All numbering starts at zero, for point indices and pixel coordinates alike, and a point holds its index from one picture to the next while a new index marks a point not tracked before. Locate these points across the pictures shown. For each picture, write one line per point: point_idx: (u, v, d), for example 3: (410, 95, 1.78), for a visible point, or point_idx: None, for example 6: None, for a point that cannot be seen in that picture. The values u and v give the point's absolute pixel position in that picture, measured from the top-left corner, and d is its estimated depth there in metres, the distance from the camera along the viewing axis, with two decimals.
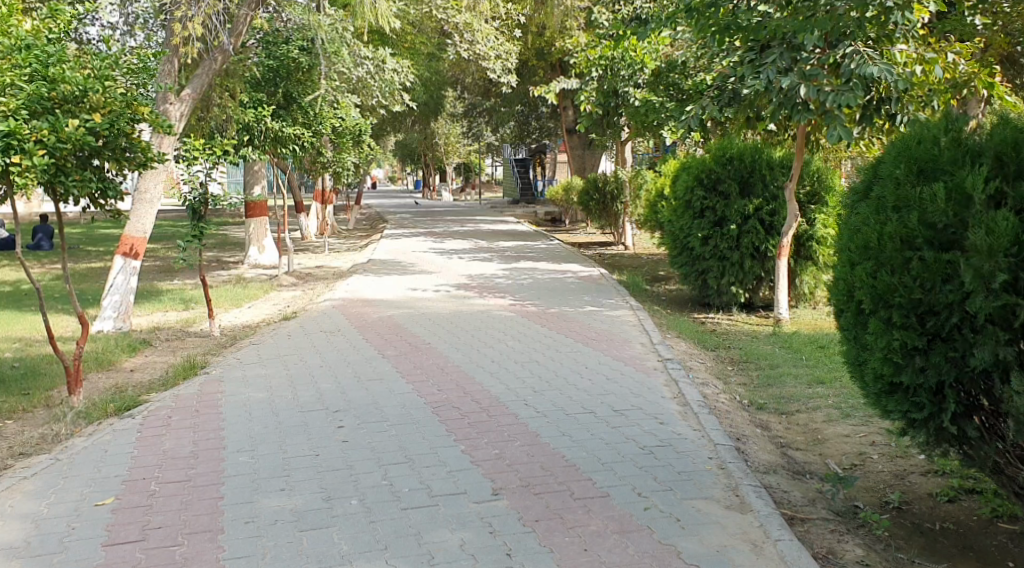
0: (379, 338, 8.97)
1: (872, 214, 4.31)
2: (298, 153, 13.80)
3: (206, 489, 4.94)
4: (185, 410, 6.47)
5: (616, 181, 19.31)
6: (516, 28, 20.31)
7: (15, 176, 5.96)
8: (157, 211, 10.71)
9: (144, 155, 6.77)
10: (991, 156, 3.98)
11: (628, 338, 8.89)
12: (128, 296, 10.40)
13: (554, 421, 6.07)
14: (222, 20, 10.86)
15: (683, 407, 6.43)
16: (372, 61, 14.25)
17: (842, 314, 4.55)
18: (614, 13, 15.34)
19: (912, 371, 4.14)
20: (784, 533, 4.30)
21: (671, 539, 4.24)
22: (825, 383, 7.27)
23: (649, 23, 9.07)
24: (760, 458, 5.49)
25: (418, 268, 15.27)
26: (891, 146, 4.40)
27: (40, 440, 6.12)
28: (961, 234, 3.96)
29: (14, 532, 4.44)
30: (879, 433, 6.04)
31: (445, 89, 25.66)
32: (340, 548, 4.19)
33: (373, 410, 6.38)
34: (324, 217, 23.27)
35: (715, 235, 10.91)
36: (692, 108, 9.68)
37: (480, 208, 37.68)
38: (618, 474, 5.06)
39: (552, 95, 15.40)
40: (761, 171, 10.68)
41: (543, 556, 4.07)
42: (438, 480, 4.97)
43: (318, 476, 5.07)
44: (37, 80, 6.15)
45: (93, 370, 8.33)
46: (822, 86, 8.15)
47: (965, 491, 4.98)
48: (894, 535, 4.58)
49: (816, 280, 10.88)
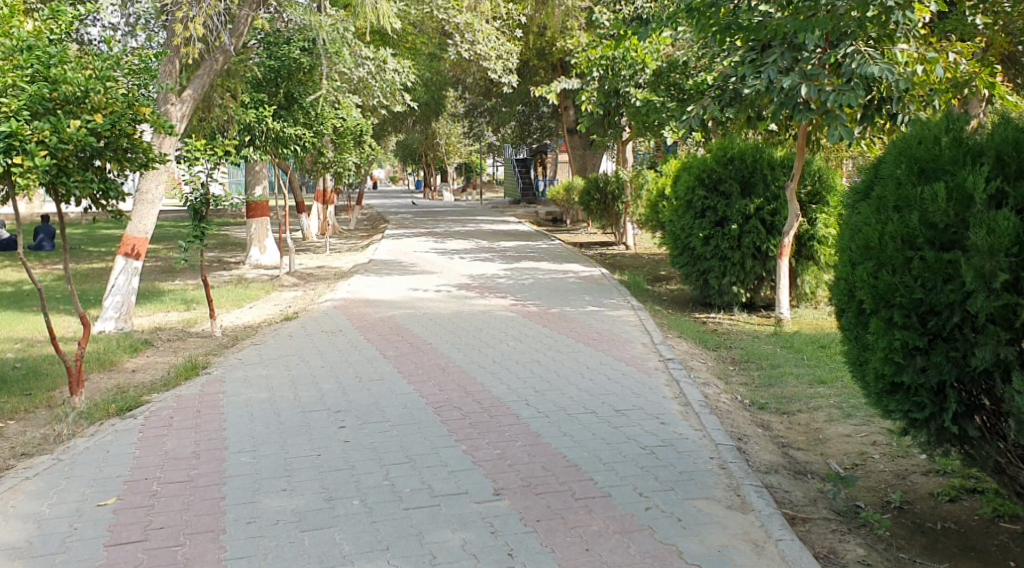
0: (380, 338, 8.98)
1: (873, 214, 4.32)
2: (299, 153, 13.72)
3: (207, 489, 4.94)
4: (186, 410, 6.48)
5: (617, 181, 19.32)
6: (516, 28, 20.31)
7: (16, 176, 5.98)
8: (159, 211, 10.71)
9: (145, 155, 6.77)
10: (991, 156, 3.99)
11: (629, 338, 8.89)
12: (128, 297, 10.41)
13: (555, 421, 6.07)
14: (222, 20, 10.86)
15: (684, 406, 6.44)
16: (373, 61, 14.24)
17: (843, 314, 4.56)
18: (614, 13, 15.33)
19: (913, 372, 4.14)
20: (784, 533, 4.30)
21: (672, 539, 4.25)
22: (826, 383, 7.27)
23: (649, 23, 9.06)
24: (761, 458, 5.49)
25: (419, 268, 15.28)
26: (892, 146, 4.41)
27: (42, 440, 6.13)
28: (961, 234, 3.97)
29: (16, 532, 4.45)
30: (880, 433, 6.04)
31: (446, 89, 25.67)
32: (341, 548, 4.20)
33: (374, 410, 6.39)
34: (325, 217, 23.29)
35: (715, 235, 10.91)
36: (693, 109, 9.66)
37: (481, 208, 37.69)
38: (619, 474, 5.06)
39: (553, 95, 15.40)
40: (762, 171, 10.70)
41: (544, 556, 4.07)
42: (439, 480, 4.98)
43: (319, 476, 5.08)
44: (38, 80, 6.17)
45: (94, 370, 8.34)
46: (822, 86, 8.18)
47: (966, 491, 4.98)
48: (894, 534, 4.58)
49: (817, 279, 10.87)
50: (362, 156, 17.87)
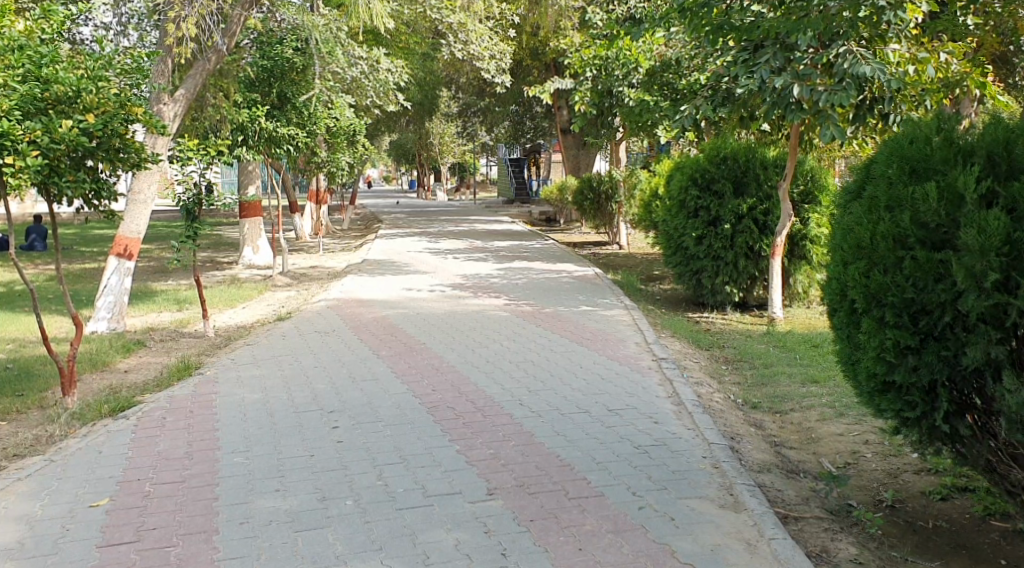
0: (374, 339, 8.96)
1: (864, 214, 4.31)
2: (292, 153, 14.17)
3: (201, 489, 4.95)
4: (179, 410, 6.47)
5: (610, 181, 19.32)
6: (509, 28, 20.36)
7: (9, 176, 5.95)
8: (152, 211, 10.67)
9: (138, 155, 6.80)
10: (983, 156, 4.01)
11: (622, 338, 8.87)
12: (122, 297, 10.42)
13: (549, 421, 6.07)
14: (215, 19, 10.84)
15: (677, 405, 6.46)
16: (366, 61, 14.13)
17: (836, 313, 4.57)
18: (608, 14, 15.41)
19: (905, 371, 4.16)
20: (777, 532, 4.32)
21: (665, 538, 4.26)
22: (819, 382, 7.30)
23: (644, 22, 9.03)
24: (754, 457, 5.51)
25: (414, 268, 15.25)
26: (884, 146, 4.41)
27: (35, 441, 6.14)
28: (953, 233, 3.97)
29: (9, 532, 4.45)
30: (873, 433, 6.05)
31: (439, 89, 25.61)
32: (335, 548, 4.20)
33: (368, 410, 6.39)
34: (319, 218, 23.33)
35: (708, 235, 10.92)
36: (686, 108, 9.71)
37: (476, 208, 37.54)
38: (612, 474, 5.06)
39: (547, 95, 15.25)
40: (755, 171, 10.71)
41: (538, 556, 4.08)
42: (433, 480, 4.98)
43: (313, 477, 5.08)
44: (30, 80, 6.18)
45: (87, 370, 8.35)
46: (815, 85, 8.27)
47: (958, 489, 5.00)
48: (887, 532, 4.59)
49: (810, 279, 10.89)
50: (357, 155, 18.11)
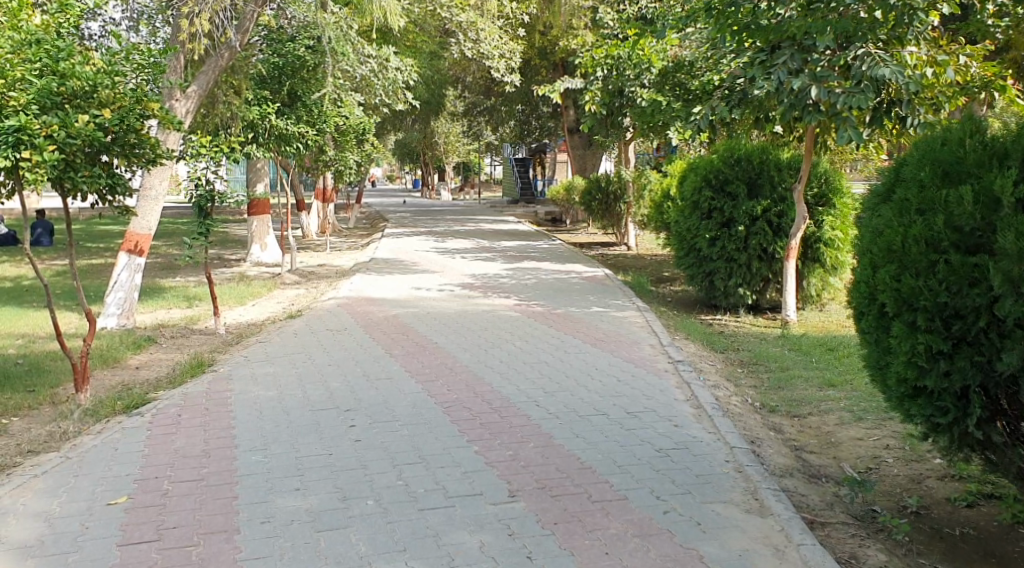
0: (387, 338, 8.91)
1: (894, 217, 4.27)
2: (302, 151, 14.09)
3: (219, 488, 4.89)
4: (193, 409, 6.42)
5: (618, 181, 19.30)
6: (519, 28, 20.38)
7: (26, 171, 5.94)
8: (162, 207, 10.61)
9: (153, 151, 6.63)
10: (1018, 159, 3.97)
11: (636, 339, 8.83)
12: (131, 293, 10.36)
13: (568, 422, 6.03)
14: (228, 16, 10.80)
15: (696, 408, 6.41)
16: (376, 59, 14.11)
17: (864, 318, 4.51)
18: (619, 14, 15.40)
19: (936, 376, 4.09)
20: (806, 537, 4.28)
21: (691, 542, 4.21)
22: (836, 386, 7.25)
23: (659, 22, 8.99)
24: (776, 461, 5.47)
25: (423, 267, 15.20)
26: (914, 149, 4.39)
27: (47, 438, 6.09)
28: (988, 237, 3.93)
29: (27, 531, 4.40)
30: (893, 437, 6.01)
31: (446, 88, 25.59)
32: (359, 549, 4.16)
33: (383, 409, 6.34)
34: (325, 216, 23.30)
35: (722, 236, 10.85)
36: (703, 109, 9.57)
37: (481, 207, 37.46)
38: (635, 477, 5.02)
39: (555, 94, 15.22)
40: (769, 173, 10.67)
41: (565, 559, 4.04)
42: (454, 481, 4.94)
43: (332, 476, 5.04)
44: (47, 75, 6.15)
45: (98, 366, 8.31)
46: (833, 88, 8.14)
47: (984, 496, 4.94)
48: (914, 539, 4.53)
49: (823, 282, 10.84)
50: (364, 155, 18.00)
